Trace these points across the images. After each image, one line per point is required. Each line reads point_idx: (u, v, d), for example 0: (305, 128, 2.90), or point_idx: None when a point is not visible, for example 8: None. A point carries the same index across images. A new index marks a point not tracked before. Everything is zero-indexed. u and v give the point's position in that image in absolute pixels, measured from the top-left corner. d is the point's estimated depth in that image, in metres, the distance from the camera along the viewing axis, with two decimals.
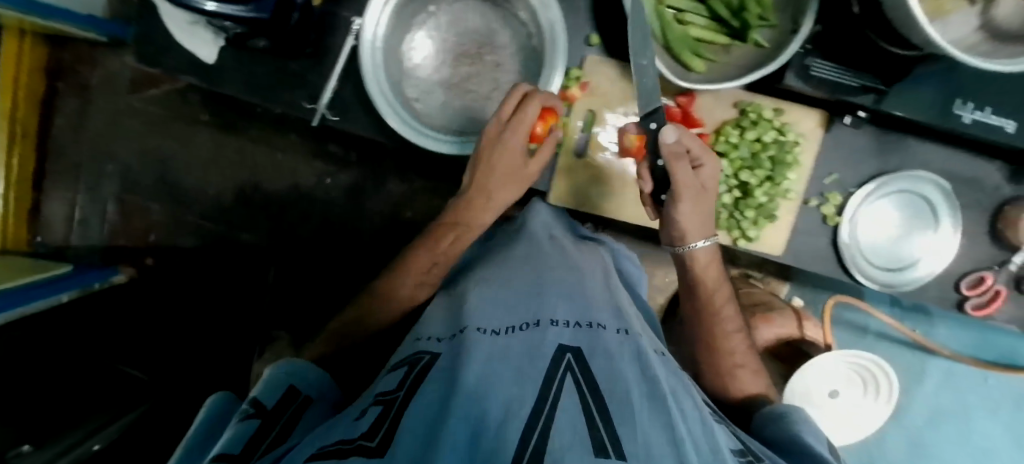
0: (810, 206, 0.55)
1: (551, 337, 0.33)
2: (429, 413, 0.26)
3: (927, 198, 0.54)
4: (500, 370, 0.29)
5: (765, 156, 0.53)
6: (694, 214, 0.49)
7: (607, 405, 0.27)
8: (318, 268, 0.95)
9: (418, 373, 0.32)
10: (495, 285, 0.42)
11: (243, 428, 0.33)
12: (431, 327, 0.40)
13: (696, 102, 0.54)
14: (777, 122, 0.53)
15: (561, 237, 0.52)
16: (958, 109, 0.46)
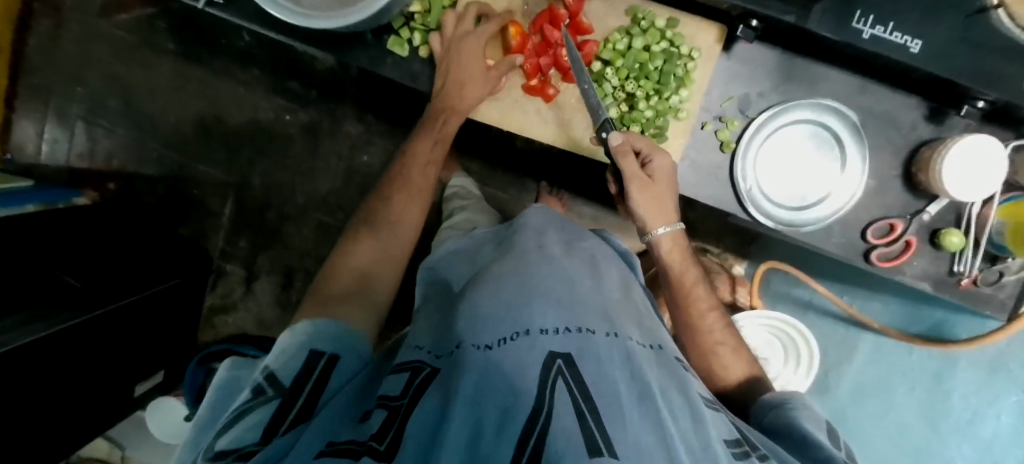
0: (708, 130, 0.54)
1: (542, 345, 0.33)
2: (427, 430, 0.28)
3: (830, 129, 0.53)
4: (490, 386, 0.29)
5: (652, 67, 0.52)
6: (648, 203, 0.51)
7: (598, 414, 0.28)
8: (275, 204, 0.98)
9: (420, 382, 0.34)
10: (485, 285, 0.40)
11: (264, 412, 0.34)
12: (423, 334, 0.42)
13: (585, 6, 0.53)
14: (671, 33, 0.52)
15: (554, 238, 0.49)
16: (858, 25, 0.41)
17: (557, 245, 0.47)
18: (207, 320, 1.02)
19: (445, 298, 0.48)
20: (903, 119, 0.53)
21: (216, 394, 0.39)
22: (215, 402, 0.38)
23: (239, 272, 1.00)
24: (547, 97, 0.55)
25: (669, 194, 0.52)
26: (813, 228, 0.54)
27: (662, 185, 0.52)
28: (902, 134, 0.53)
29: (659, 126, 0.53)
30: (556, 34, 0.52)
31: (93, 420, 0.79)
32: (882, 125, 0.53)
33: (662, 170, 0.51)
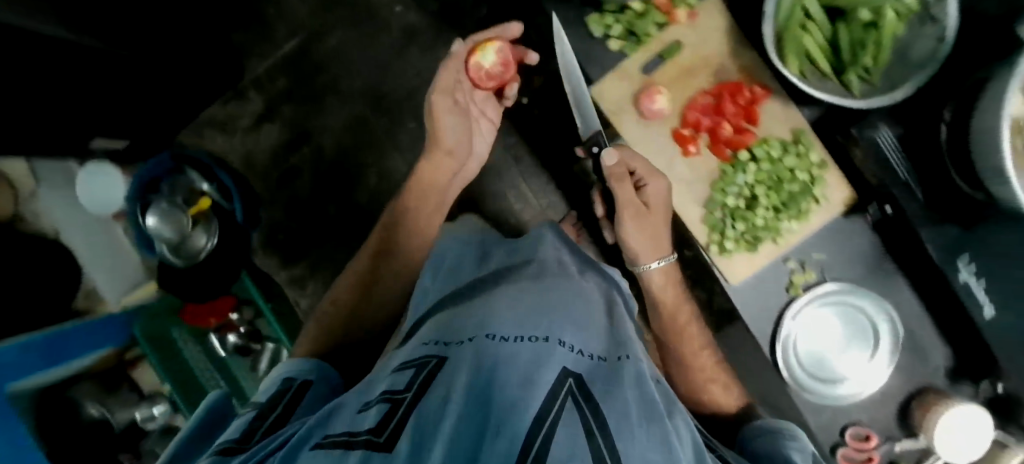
0: (785, 265, 0.58)
1: (557, 358, 0.39)
2: (427, 421, 0.32)
3: (874, 325, 0.56)
4: (505, 375, 0.35)
5: (786, 187, 0.56)
6: (639, 233, 0.57)
7: (603, 420, 0.32)
8: (334, 74, 0.95)
9: (423, 381, 0.40)
10: (513, 286, 0.54)
11: (244, 421, 0.45)
12: (451, 324, 0.51)
13: (765, 102, 0.56)
14: (813, 170, 0.55)
15: (576, 291, 0.55)
16: (961, 267, 0.47)
17: (575, 275, 0.60)
18: (199, 129, 0.98)
19: (456, 312, 0.55)
20: (932, 359, 0.57)
21: (193, 430, 0.49)
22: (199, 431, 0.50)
23: (257, 109, 0.97)
24: (686, 151, 0.58)
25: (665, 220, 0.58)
26: (821, 403, 0.57)
27: (655, 210, 0.57)
28: (922, 368, 0.57)
29: (758, 237, 0.57)
30: (732, 107, 0.56)
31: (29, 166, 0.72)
32: (914, 352, 0.57)
33: (653, 193, 0.56)
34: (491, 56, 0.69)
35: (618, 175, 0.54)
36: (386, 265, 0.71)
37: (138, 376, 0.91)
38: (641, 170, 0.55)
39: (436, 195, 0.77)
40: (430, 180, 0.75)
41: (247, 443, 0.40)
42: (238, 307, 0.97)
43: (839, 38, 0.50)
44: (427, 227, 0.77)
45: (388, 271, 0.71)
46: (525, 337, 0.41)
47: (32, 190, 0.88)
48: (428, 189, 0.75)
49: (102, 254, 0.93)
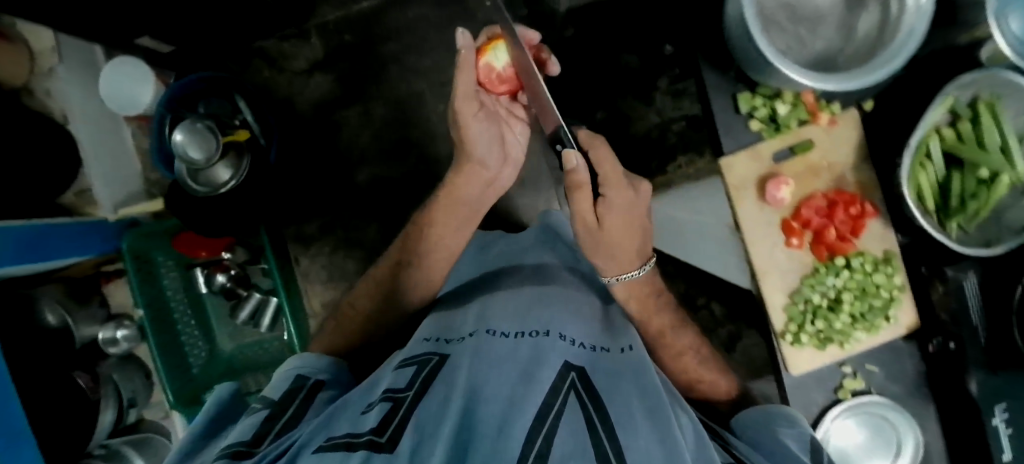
0: (839, 369, 0.46)
1: (558, 351, 0.45)
2: (431, 419, 0.37)
3: (899, 440, 0.45)
4: (508, 371, 0.41)
5: (872, 301, 0.42)
6: (606, 256, 0.59)
7: (605, 413, 0.38)
8: (405, 45, 0.94)
9: (424, 379, 0.44)
10: (506, 293, 0.61)
11: (255, 419, 0.44)
12: (453, 330, 0.56)
13: (868, 222, 0.43)
14: (894, 292, 0.43)
15: (574, 299, 0.61)
16: (991, 414, 0.41)
17: (570, 279, 0.67)
18: (248, 58, 0.96)
19: (453, 314, 0.62)
20: None
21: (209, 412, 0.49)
22: (213, 417, 0.48)
23: (315, 56, 0.95)
24: (794, 242, 0.43)
25: (631, 225, 0.57)
26: None
27: (623, 214, 0.56)
28: None
29: (832, 341, 0.44)
30: (839, 215, 0.42)
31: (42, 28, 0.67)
32: None
33: (613, 215, 0.56)
34: (503, 57, 0.59)
35: (579, 181, 0.51)
36: (405, 274, 0.68)
37: (110, 292, 0.84)
38: (602, 180, 0.54)
39: (456, 215, 0.69)
40: (455, 194, 0.68)
41: (258, 447, 0.40)
42: (233, 248, 0.92)
43: (949, 184, 0.42)
44: (454, 237, 0.69)
45: (408, 279, 0.68)
46: (524, 335, 0.48)
47: (51, 67, 0.79)
48: (449, 203, 0.68)
49: (106, 155, 0.86)
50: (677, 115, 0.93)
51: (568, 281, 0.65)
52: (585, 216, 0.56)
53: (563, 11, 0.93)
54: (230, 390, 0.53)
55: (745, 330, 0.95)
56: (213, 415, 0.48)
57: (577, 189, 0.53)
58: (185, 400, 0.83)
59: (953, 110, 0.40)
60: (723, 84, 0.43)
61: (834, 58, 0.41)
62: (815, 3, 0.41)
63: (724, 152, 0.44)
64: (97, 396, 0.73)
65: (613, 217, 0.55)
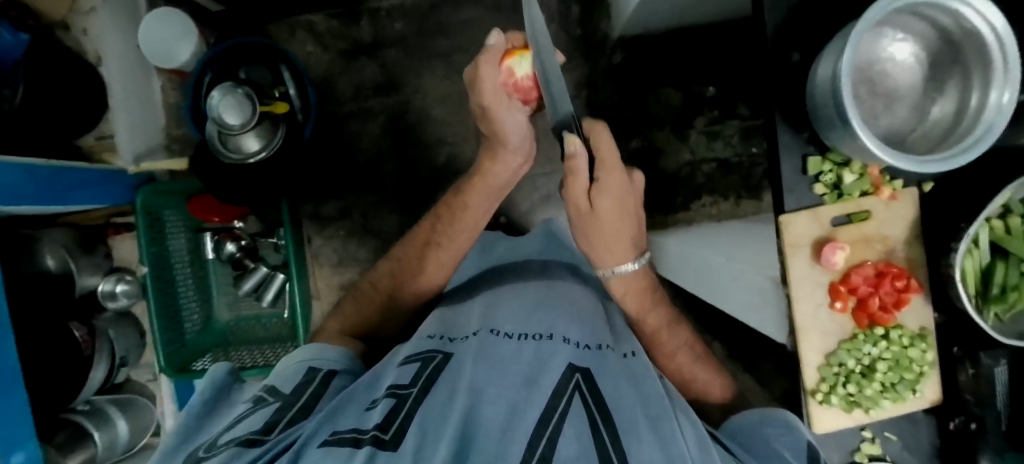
0: (859, 432, 0.48)
1: (561, 354, 0.46)
2: (435, 418, 0.37)
3: None
4: (512, 375, 0.42)
5: (905, 374, 0.44)
6: (603, 243, 0.58)
7: (611, 418, 0.38)
8: (456, 48, 0.97)
9: (428, 375, 0.43)
10: (511, 293, 0.61)
11: (264, 413, 0.41)
12: (457, 328, 0.55)
13: (911, 299, 0.45)
14: (925, 368, 0.44)
15: (580, 306, 0.60)
16: None
17: (574, 287, 0.65)
18: (292, 28, 0.98)
19: (458, 311, 0.61)
20: None
21: (209, 396, 0.46)
22: (207, 401, 0.45)
23: (360, 39, 0.97)
24: (840, 306, 0.45)
25: (625, 212, 0.57)
26: None
27: (616, 199, 0.55)
28: None
29: (858, 405, 0.45)
30: (886, 287, 0.44)
31: None
32: None
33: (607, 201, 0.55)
34: (525, 66, 0.53)
35: (575, 168, 0.52)
36: (431, 257, 0.66)
37: (115, 244, 0.82)
38: (597, 163, 0.55)
39: (487, 197, 0.65)
40: (487, 177, 0.63)
41: (269, 435, 0.38)
42: (245, 218, 0.91)
43: (992, 273, 0.43)
44: (480, 220, 0.67)
45: (434, 262, 0.66)
46: (528, 339, 0.48)
47: (93, 6, 0.76)
48: (482, 188, 0.64)
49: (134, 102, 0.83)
50: (709, 156, 0.99)
51: (576, 291, 0.64)
52: (578, 201, 0.56)
53: (614, 38, 0.96)
54: (225, 372, 0.50)
55: (740, 372, 1.00)
56: (210, 399, 0.45)
57: (571, 174, 0.54)
58: (177, 367, 0.81)
59: (1006, 203, 0.42)
60: (795, 142, 0.44)
61: (904, 136, 0.42)
62: (893, 81, 0.42)
63: (784, 210, 0.46)
64: (90, 352, 0.70)
65: (604, 202, 0.55)
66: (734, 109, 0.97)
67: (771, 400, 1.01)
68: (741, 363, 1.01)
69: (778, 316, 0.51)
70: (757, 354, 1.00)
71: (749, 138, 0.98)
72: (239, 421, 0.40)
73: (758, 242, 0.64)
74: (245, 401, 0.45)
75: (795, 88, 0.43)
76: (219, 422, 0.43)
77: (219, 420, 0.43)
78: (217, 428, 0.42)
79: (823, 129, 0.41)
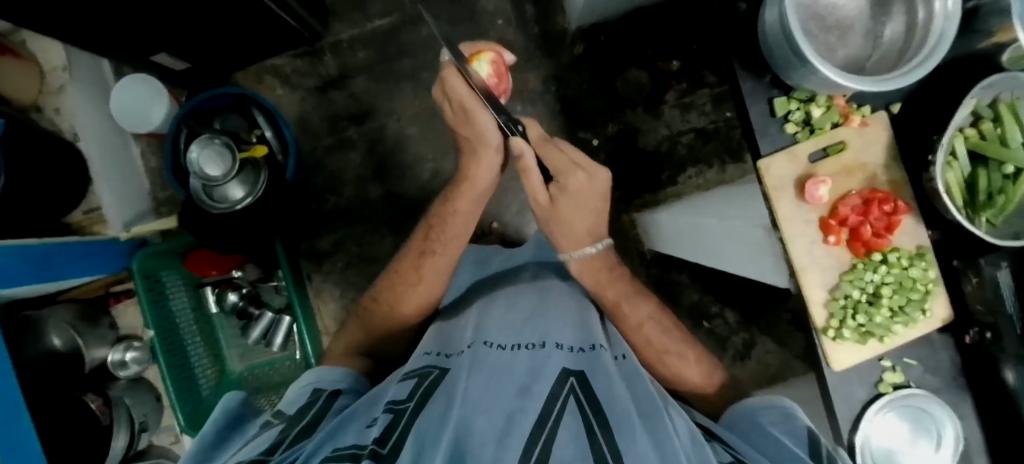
0: (879, 362, 0.47)
1: (556, 361, 0.45)
2: (430, 427, 0.37)
3: (931, 418, 0.45)
4: (504, 381, 0.41)
5: (909, 294, 0.44)
6: (564, 225, 0.58)
7: (604, 416, 0.38)
8: (422, 66, 0.99)
9: (427, 388, 0.43)
10: (504, 302, 0.59)
11: (271, 435, 0.41)
12: (452, 340, 0.55)
13: (901, 222, 0.45)
14: (929, 285, 0.44)
15: (577, 308, 0.59)
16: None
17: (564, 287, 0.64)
18: (260, 74, 1.00)
19: (453, 326, 0.60)
20: None
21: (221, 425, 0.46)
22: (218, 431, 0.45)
23: (328, 73, 1.00)
24: (835, 238, 0.45)
25: (584, 207, 0.57)
26: None
27: (575, 201, 0.56)
28: None
29: (871, 334, 0.45)
30: (876, 210, 0.44)
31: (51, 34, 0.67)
32: None
33: (574, 184, 0.55)
34: (487, 67, 0.55)
35: (524, 165, 0.54)
36: (428, 265, 0.65)
37: (118, 314, 0.81)
38: (554, 169, 0.56)
39: (475, 203, 0.64)
40: (474, 184, 0.63)
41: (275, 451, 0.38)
42: (243, 265, 0.92)
43: (975, 182, 0.43)
44: (469, 225, 0.66)
45: (432, 270, 0.65)
46: (521, 347, 0.47)
47: (62, 84, 0.78)
48: (470, 194, 0.63)
49: (108, 174, 0.84)
50: (686, 128, 1.00)
51: (566, 290, 0.63)
52: (538, 198, 0.57)
53: (574, 29, 0.98)
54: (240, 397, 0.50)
55: (758, 337, 1.01)
56: (223, 426, 0.45)
57: (524, 174, 0.55)
58: (197, 425, 0.80)
59: (975, 111, 0.42)
60: (759, 88, 0.45)
61: (863, 63, 0.42)
62: (843, 12, 0.42)
63: (762, 155, 0.47)
64: (109, 421, 0.70)
65: (563, 198, 0.56)
66: (702, 77, 0.99)
67: (792, 358, 1.01)
68: (758, 326, 1.01)
69: (775, 263, 0.51)
70: (772, 314, 1.00)
71: (721, 104, 0.99)
72: (249, 444, 0.40)
73: (744, 200, 0.65)
74: (256, 426, 0.45)
75: (746, 36, 0.44)
76: (228, 451, 0.42)
77: (229, 446, 0.43)
78: (224, 454, 0.42)
79: (783, 72, 0.42)
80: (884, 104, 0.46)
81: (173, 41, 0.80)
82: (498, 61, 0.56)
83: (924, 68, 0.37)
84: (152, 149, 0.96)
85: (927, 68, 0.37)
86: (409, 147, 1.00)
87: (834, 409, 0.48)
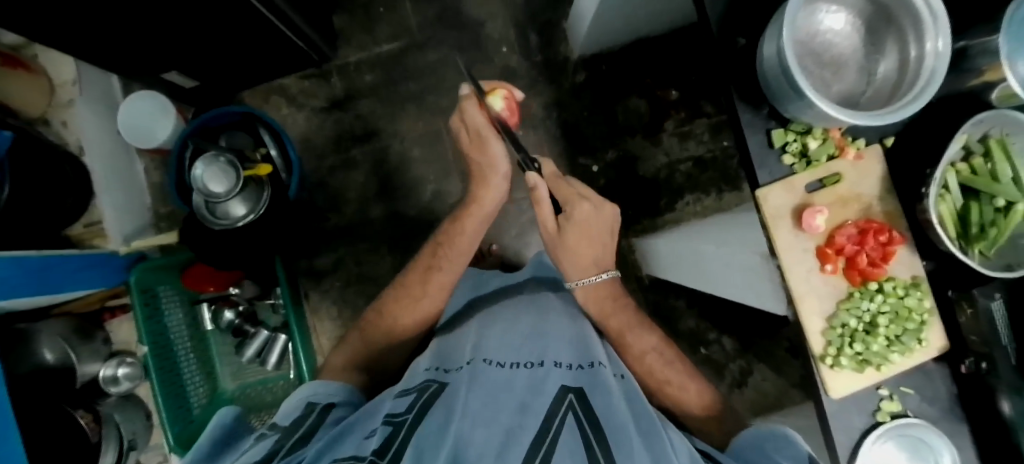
0: (876, 392, 0.47)
1: (554, 377, 0.44)
2: (429, 440, 0.36)
3: (929, 446, 0.46)
4: (504, 396, 0.41)
5: (904, 324, 0.44)
6: (572, 249, 0.63)
7: (605, 435, 0.37)
8: (427, 90, 1.02)
9: (427, 402, 0.42)
10: (502, 320, 0.56)
11: (265, 444, 0.42)
12: (450, 355, 0.54)
13: (896, 252, 0.46)
14: (925, 315, 0.45)
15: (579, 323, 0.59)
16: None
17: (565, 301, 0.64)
18: (266, 93, 1.02)
19: (453, 340, 0.59)
20: None
21: (218, 435, 0.46)
22: (216, 441, 0.46)
23: (334, 94, 1.02)
24: (831, 267, 0.46)
25: (590, 236, 0.63)
26: None
27: (581, 232, 0.62)
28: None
29: (869, 362, 0.45)
30: (871, 240, 0.45)
31: (65, 49, 0.68)
32: None
33: (580, 214, 0.62)
34: (500, 102, 0.60)
35: (537, 195, 0.62)
36: (434, 279, 0.65)
37: (112, 330, 0.80)
38: (563, 199, 0.63)
39: (480, 225, 0.67)
40: (482, 205, 0.67)
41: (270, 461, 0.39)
42: (240, 283, 0.91)
43: (966, 214, 0.44)
44: (474, 241, 0.68)
45: (437, 284, 0.65)
46: (521, 362, 0.46)
47: (71, 98, 0.79)
48: (475, 218, 0.67)
49: (110, 186, 0.84)
50: (684, 156, 1.02)
51: (562, 302, 0.62)
52: (547, 224, 0.64)
53: (575, 58, 1.01)
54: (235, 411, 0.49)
55: (755, 364, 1.01)
56: (217, 442, 0.45)
57: (537, 204, 0.63)
58: (185, 443, 0.78)
59: (965, 146, 0.43)
60: (757, 119, 0.47)
61: (858, 98, 0.44)
62: (838, 49, 0.43)
63: (760, 184, 0.48)
64: (98, 439, 0.68)
65: (571, 226, 0.62)
66: (700, 107, 1.01)
67: (789, 386, 1.01)
68: (755, 354, 1.01)
69: (773, 290, 0.52)
70: (769, 342, 1.01)
71: (718, 133, 1.02)
72: (244, 453, 0.41)
73: (744, 227, 0.66)
74: (251, 439, 0.45)
75: (745, 69, 0.46)
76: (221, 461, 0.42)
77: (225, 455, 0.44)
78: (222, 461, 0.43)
79: (781, 104, 0.43)
80: (878, 138, 0.48)
81: (183, 59, 0.82)
82: (509, 97, 0.62)
83: (917, 104, 0.39)
84: (155, 164, 0.97)
85: (920, 104, 0.39)
86: (411, 168, 1.01)
87: (834, 438, 0.47)
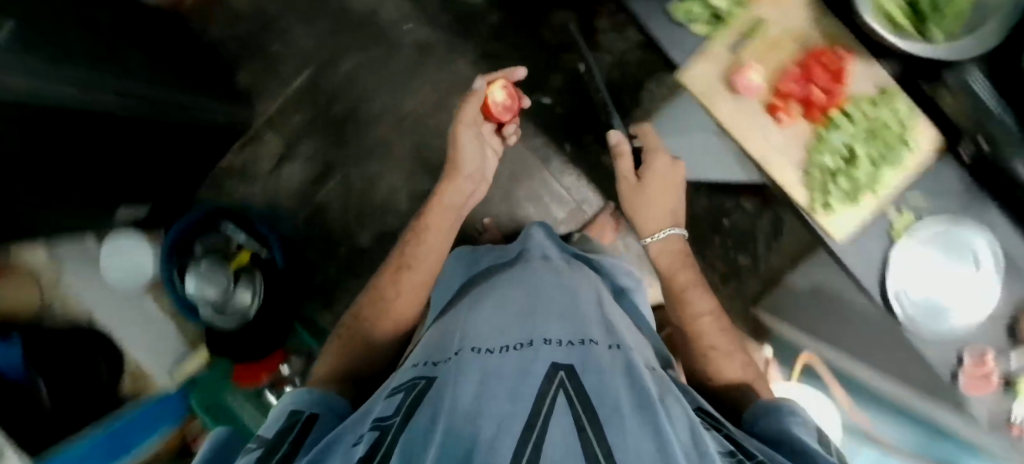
0: (883, 216, 0.45)
1: (543, 356, 0.42)
2: (416, 438, 0.36)
3: (957, 234, 0.43)
4: (494, 387, 0.39)
5: (881, 140, 0.42)
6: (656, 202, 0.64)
7: (594, 409, 0.35)
8: (353, 100, 0.99)
9: (417, 399, 0.42)
10: (491, 303, 0.55)
11: None
12: (441, 340, 0.53)
13: (848, 69, 0.43)
14: (904, 121, 0.42)
15: (575, 289, 0.57)
16: None
17: (558, 267, 0.63)
18: (218, 182, 1.02)
19: (444, 325, 0.57)
20: None
21: None
22: None
23: (276, 150, 1.01)
24: (781, 118, 0.44)
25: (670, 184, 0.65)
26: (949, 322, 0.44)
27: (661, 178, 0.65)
28: None
29: (862, 194, 0.43)
30: (819, 73, 0.42)
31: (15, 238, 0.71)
32: None
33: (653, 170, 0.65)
34: (501, 92, 0.70)
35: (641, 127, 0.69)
36: (406, 279, 0.64)
37: None
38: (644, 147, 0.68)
39: (446, 217, 0.68)
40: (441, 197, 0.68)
41: None
42: (288, 358, 0.92)
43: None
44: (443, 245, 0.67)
45: (412, 283, 0.64)
46: (511, 345, 0.45)
47: None
48: (441, 208, 0.68)
49: (146, 326, 0.89)
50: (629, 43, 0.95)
51: (550, 269, 0.61)
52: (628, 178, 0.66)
53: None
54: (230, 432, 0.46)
55: (784, 212, 0.97)
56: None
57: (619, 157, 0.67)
58: None
59: None
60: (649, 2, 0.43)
61: None
62: None
63: (678, 65, 0.44)
64: None
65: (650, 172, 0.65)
66: None
67: None
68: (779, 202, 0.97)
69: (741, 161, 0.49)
70: None
71: None
72: None
73: None
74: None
75: None
76: None
77: None
78: None
79: None
80: None
81: (133, 192, 0.83)
82: (508, 86, 0.71)
83: None
84: None
85: None
86: (376, 182, 1.00)
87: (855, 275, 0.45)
